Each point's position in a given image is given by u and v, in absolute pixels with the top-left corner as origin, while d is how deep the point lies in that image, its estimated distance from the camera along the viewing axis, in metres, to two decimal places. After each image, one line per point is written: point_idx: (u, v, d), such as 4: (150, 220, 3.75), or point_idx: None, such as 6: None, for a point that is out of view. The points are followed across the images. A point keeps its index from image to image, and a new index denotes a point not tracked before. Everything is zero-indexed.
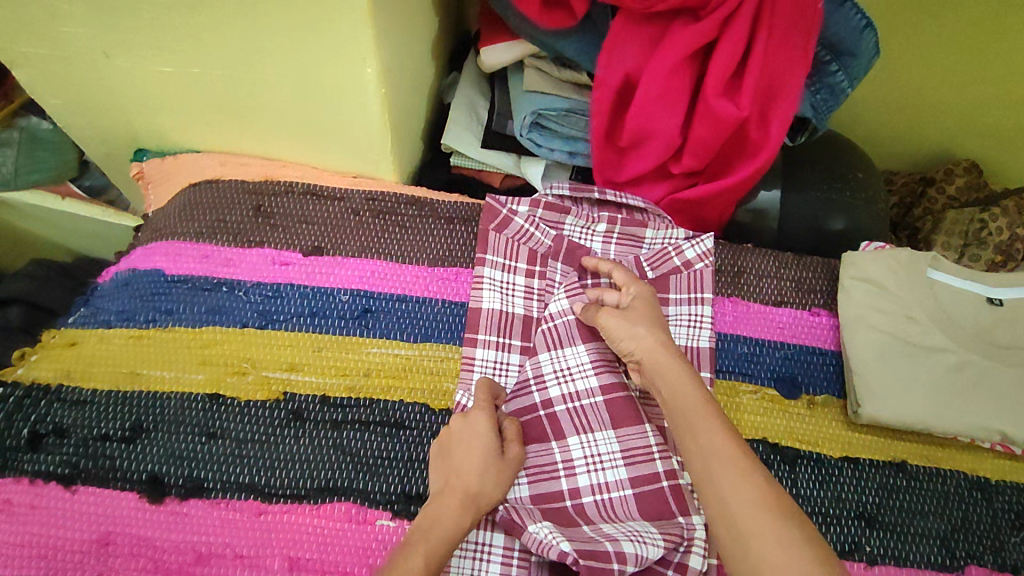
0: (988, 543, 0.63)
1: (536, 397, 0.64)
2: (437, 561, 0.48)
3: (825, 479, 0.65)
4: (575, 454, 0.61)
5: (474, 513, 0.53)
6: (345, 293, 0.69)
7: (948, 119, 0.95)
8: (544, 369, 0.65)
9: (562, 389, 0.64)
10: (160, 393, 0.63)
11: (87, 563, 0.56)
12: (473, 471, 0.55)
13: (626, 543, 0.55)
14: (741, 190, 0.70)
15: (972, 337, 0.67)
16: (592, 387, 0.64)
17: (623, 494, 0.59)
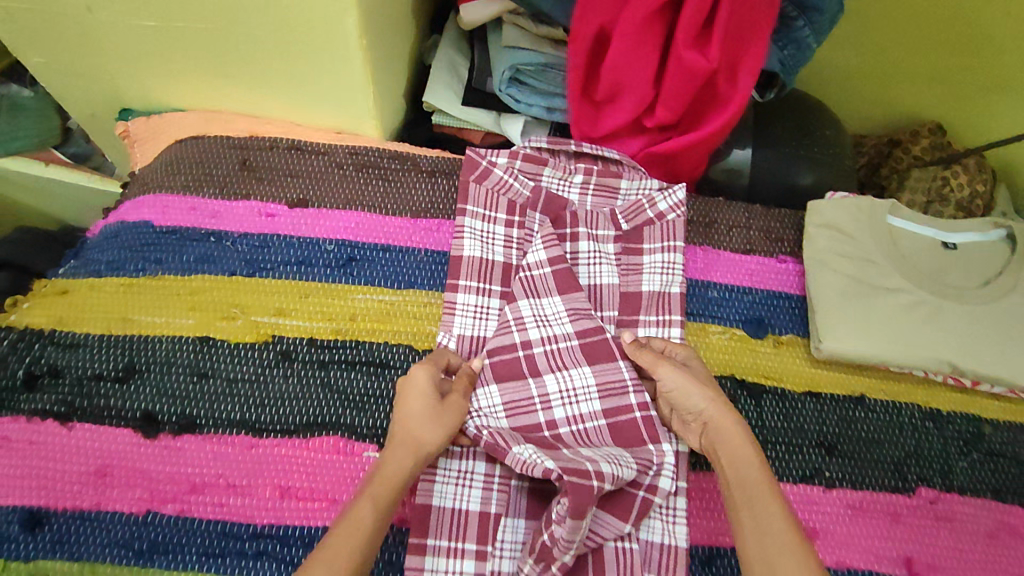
0: (937, 467, 0.67)
1: (516, 338, 0.66)
2: (384, 508, 0.51)
3: (788, 411, 0.69)
4: (551, 390, 0.65)
5: (418, 457, 0.55)
6: (331, 243, 0.71)
7: (914, 82, 0.99)
8: (523, 314, 0.67)
9: (540, 332, 0.67)
10: (152, 336, 0.65)
11: (86, 493, 0.59)
12: (424, 418, 0.56)
13: (604, 465, 0.57)
14: (711, 143, 0.73)
15: (929, 279, 0.70)
16: (568, 331, 0.67)
17: (598, 424, 0.63)
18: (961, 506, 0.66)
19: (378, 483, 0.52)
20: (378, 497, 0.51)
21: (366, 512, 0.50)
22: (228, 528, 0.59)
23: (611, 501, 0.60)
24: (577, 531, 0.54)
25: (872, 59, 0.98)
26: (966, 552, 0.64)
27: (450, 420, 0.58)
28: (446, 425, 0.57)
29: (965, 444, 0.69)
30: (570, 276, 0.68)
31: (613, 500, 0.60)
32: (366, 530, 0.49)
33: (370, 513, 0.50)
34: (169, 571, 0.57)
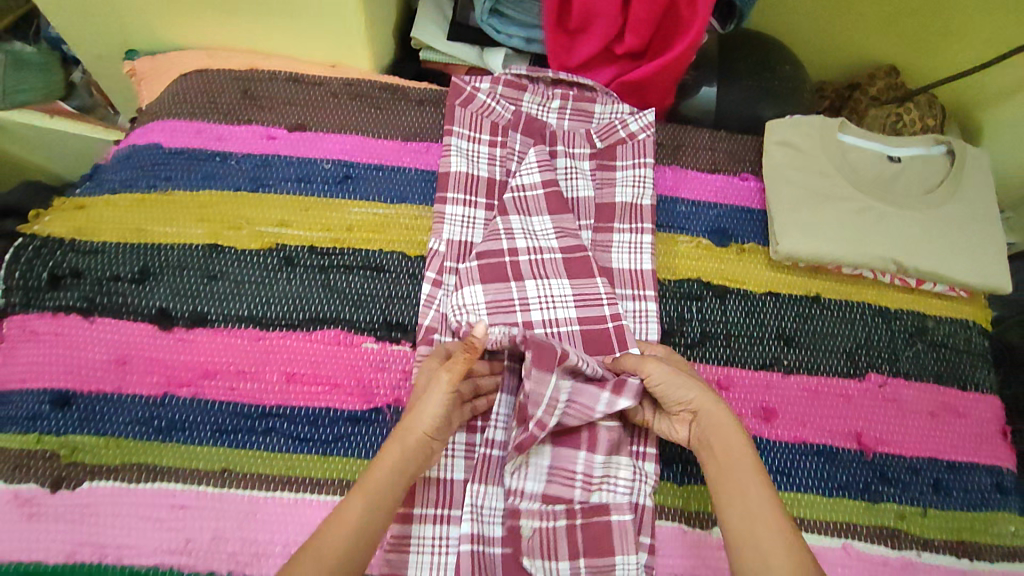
0: (885, 355, 0.74)
1: (504, 246, 0.71)
2: (376, 503, 0.52)
3: (751, 309, 0.75)
4: (530, 294, 0.69)
5: (410, 445, 0.55)
6: (328, 162, 0.77)
7: (871, 27, 1.05)
8: (513, 227, 0.72)
9: (527, 242, 0.71)
10: (164, 243, 0.71)
11: (108, 378, 0.64)
12: (417, 411, 0.57)
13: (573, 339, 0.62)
14: (677, 69, 0.79)
15: (877, 189, 0.77)
16: (552, 244, 0.72)
17: (570, 329, 0.69)
18: (907, 390, 0.73)
19: (369, 477, 0.53)
20: (368, 493, 0.52)
21: (354, 508, 0.52)
22: (239, 408, 0.65)
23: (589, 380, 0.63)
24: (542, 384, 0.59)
25: (832, 4, 1.05)
26: (910, 428, 0.71)
27: (437, 399, 0.56)
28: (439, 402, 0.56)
29: (912, 336, 0.75)
30: (560, 199, 0.74)
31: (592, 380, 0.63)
32: (352, 525, 0.51)
33: (358, 508, 0.52)
34: (186, 445, 0.63)
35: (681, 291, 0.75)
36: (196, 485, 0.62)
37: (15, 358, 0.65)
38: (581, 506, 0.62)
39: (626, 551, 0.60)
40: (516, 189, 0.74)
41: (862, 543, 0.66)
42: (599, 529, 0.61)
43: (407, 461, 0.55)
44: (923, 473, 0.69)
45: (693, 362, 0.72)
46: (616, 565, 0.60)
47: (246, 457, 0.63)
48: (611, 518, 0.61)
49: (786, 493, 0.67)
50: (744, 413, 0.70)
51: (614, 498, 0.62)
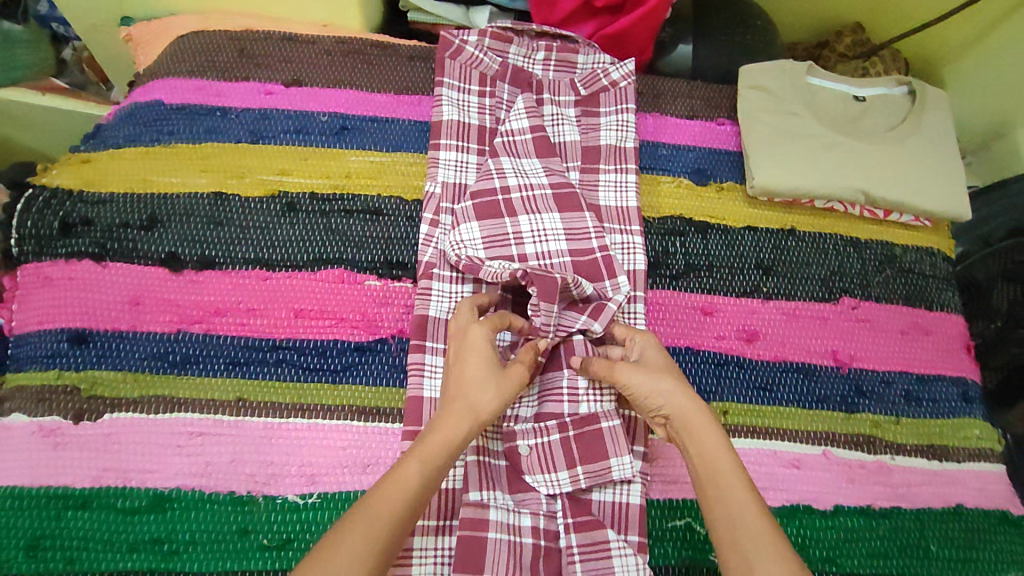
0: (857, 280, 0.79)
1: (497, 185, 0.74)
2: (431, 476, 0.52)
3: (731, 242, 0.79)
4: (524, 228, 0.72)
5: (474, 426, 0.56)
6: (325, 115, 0.80)
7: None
8: (505, 167, 0.75)
9: (519, 182, 0.75)
10: (170, 193, 0.74)
11: (123, 318, 0.67)
12: (487, 389, 0.57)
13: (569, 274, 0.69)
14: (654, 17, 0.84)
15: (844, 127, 0.82)
16: (544, 183, 0.75)
17: (562, 260, 0.72)
18: (878, 310, 0.78)
19: (421, 450, 0.53)
20: (423, 461, 0.52)
21: (413, 475, 0.51)
22: (251, 342, 0.68)
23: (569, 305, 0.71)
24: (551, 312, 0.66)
25: None
26: (882, 345, 0.76)
27: (508, 384, 0.59)
28: (503, 387, 0.58)
29: (881, 263, 0.80)
30: (547, 143, 0.78)
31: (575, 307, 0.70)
32: (407, 495, 0.50)
33: (413, 480, 0.51)
34: (201, 377, 0.66)
35: (665, 227, 0.79)
36: (213, 413, 0.65)
37: (31, 302, 0.68)
38: (572, 418, 0.64)
39: (619, 452, 0.63)
40: (505, 134, 0.78)
41: (840, 449, 0.70)
42: (590, 436, 0.64)
43: (464, 439, 0.55)
44: (895, 385, 0.74)
45: (679, 291, 0.76)
46: (611, 467, 0.63)
47: (259, 387, 0.66)
48: (601, 425, 0.64)
49: (769, 406, 0.71)
50: (727, 336, 0.74)
51: (601, 408, 0.65)
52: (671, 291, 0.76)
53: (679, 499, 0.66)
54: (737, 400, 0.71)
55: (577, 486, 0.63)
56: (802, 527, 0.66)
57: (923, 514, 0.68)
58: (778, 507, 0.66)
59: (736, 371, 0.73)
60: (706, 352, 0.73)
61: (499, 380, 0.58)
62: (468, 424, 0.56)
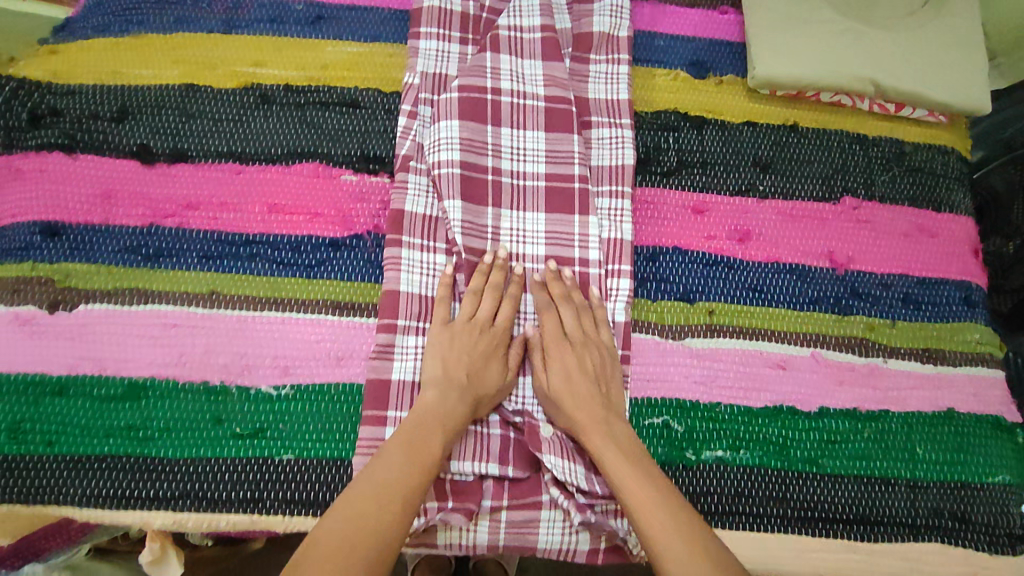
0: (862, 179, 0.75)
1: (487, 83, 0.70)
2: (416, 448, 0.54)
3: (728, 138, 0.75)
4: (504, 142, 0.69)
5: (472, 399, 0.59)
6: (300, 4, 0.76)
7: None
8: (501, 67, 0.71)
9: (512, 86, 0.71)
10: (141, 85, 0.71)
11: (95, 211, 0.66)
12: (487, 364, 0.61)
13: (507, 243, 0.67)
14: None
15: (859, 10, 0.76)
16: (537, 92, 0.71)
17: (536, 185, 0.69)
18: (881, 211, 0.73)
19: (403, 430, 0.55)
20: (409, 443, 0.54)
21: (395, 454, 0.53)
22: (224, 236, 0.66)
23: None
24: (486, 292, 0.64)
25: None
26: (883, 245, 0.72)
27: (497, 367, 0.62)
28: (496, 372, 0.61)
29: (889, 161, 0.76)
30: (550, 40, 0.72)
31: None
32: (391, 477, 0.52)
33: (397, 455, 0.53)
34: (174, 270, 0.65)
35: (659, 122, 0.75)
36: (188, 306, 0.64)
37: (3, 195, 0.66)
38: None
39: None
40: (511, 28, 0.73)
41: (830, 350, 0.68)
42: None
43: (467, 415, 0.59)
44: (894, 288, 0.70)
45: (670, 189, 0.73)
46: None
47: (232, 280, 0.65)
48: None
49: (759, 306, 0.69)
50: (719, 236, 0.71)
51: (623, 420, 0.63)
52: (661, 190, 0.72)
53: (658, 397, 0.64)
54: (726, 300, 0.69)
55: (591, 495, 0.59)
56: (784, 427, 0.64)
57: (912, 417, 0.66)
58: (761, 407, 0.65)
59: (726, 271, 0.70)
60: (695, 252, 0.70)
61: (483, 367, 0.61)
62: (466, 415, 0.59)
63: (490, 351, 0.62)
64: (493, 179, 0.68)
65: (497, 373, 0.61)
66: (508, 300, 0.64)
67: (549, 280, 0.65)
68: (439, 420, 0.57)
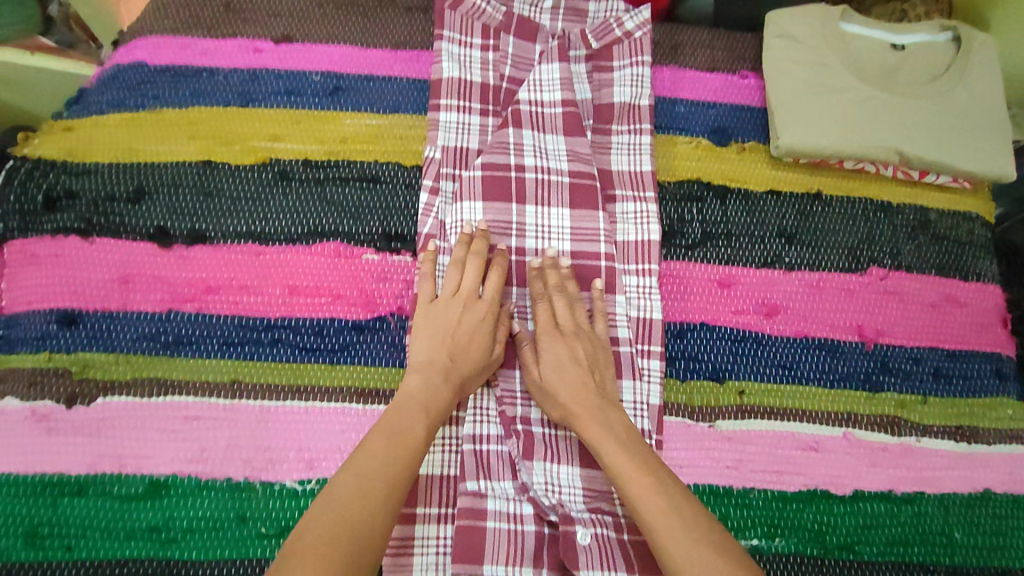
0: (887, 249, 0.74)
1: (511, 162, 0.69)
2: (398, 434, 0.53)
3: (751, 208, 0.74)
4: (529, 222, 0.69)
5: (454, 379, 0.59)
6: (317, 75, 0.75)
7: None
8: (525, 142, 0.70)
9: (537, 162, 0.70)
10: (158, 163, 0.70)
11: (113, 297, 0.64)
12: (473, 341, 0.61)
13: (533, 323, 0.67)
14: None
15: (880, 78, 0.76)
16: (563, 168, 0.70)
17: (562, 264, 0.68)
18: (908, 281, 0.73)
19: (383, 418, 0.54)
20: (390, 432, 0.53)
21: (379, 443, 0.52)
22: (245, 322, 0.65)
23: None
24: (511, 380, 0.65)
25: None
26: (912, 318, 0.71)
27: (485, 339, 0.62)
28: (483, 343, 0.62)
29: (914, 230, 0.75)
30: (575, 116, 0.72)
31: None
32: (377, 464, 0.50)
33: (380, 446, 0.51)
34: (194, 359, 0.63)
35: (681, 193, 0.74)
36: (208, 397, 0.62)
37: (19, 281, 0.65)
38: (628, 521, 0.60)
39: None
40: (533, 103, 0.72)
41: (863, 430, 0.66)
42: None
43: (454, 392, 0.59)
44: (923, 362, 0.70)
45: (695, 263, 0.71)
46: None
47: (254, 369, 0.63)
48: None
49: (790, 385, 0.68)
50: (746, 310, 0.70)
51: None
52: (686, 262, 0.71)
53: (691, 484, 0.63)
54: (756, 379, 0.67)
55: None
56: (819, 512, 0.63)
57: (948, 499, 0.65)
58: (796, 491, 0.64)
59: (755, 348, 0.69)
60: (723, 327, 0.69)
61: (469, 344, 0.61)
62: (454, 390, 0.59)
63: (478, 323, 0.62)
64: (519, 261, 0.68)
65: (484, 344, 0.62)
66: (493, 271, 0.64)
67: (546, 268, 0.66)
68: (423, 402, 0.56)
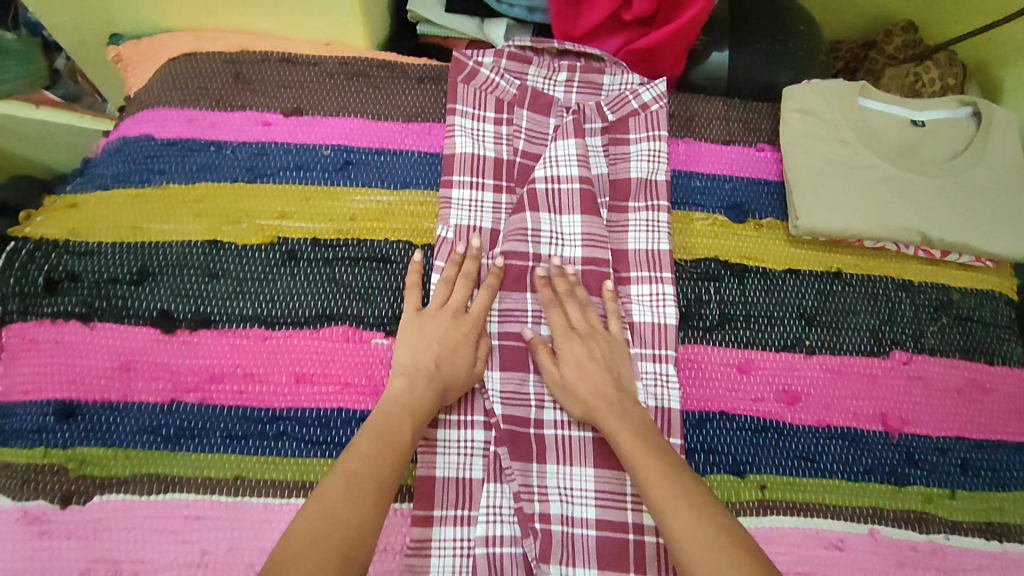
0: (909, 331, 0.72)
1: (528, 248, 0.69)
2: (388, 441, 0.54)
3: (770, 288, 0.72)
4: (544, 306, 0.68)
5: (437, 387, 0.60)
6: (327, 148, 0.73)
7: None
8: (541, 227, 0.70)
9: (552, 248, 0.70)
10: (163, 241, 0.68)
11: (113, 386, 0.62)
12: (452, 355, 0.62)
13: (548, 411, 0.65)
14: (675, 50, 0.77)
15: (901, 154, 0.74)
16: (576, 255, 0.70)
17: None
18: (932, 366, 0.71)
19: (371, 424, 0.55)
20: (377, 435, 0.54)
21: (365, 446, 0.53)
22: (250, 412, 0.63)
23: (598, 455, 0.63)
24: (525, 475, 0.62)
25: None
26: (937, 406, 0.69)
27: (465, 353, 0.63)
28: (465, 357, 0.63)
29: (936, 310, 0.73)
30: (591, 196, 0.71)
31: (601, 446, 0.64)
32: (366, 466, 0.51)
33: (368, 447, 0.53)
34: (197, 453, 0.61)
35: (698, 272, 0.72)
36: (210, 493, 0.60)
37: (14, 369, 0.63)
38: None
39: None
40: (549, 180, 0.71)
41: (889, 527, 0.64)
42: None
43: (433, 404, 0.59)
44: (950, 453, 0.67)
45: (713, 346, 0.69)
46: None
47: (258, 463, 0.61)
48: None
49: (812, 479, 0.65)
50: (766, 398, 0.68)
51: None
52: (703, 346, 0.69)
53: None
54: (777, 472, 0.65)
55: None
56: None
57: None
58: None
59: (775, 438, 0.67)
60: (743, 416, 0.67)
61: (452, 352, 0.62)
62: (435, 397, 0.60)
63: (461, 335, 0.64)
64: (535, 346, 0.67)
65: (462, 354, 0.63)
66: (484, 290, 0.66)
67: (554, 277, 0.67)
68: (406, 405, 0.58)
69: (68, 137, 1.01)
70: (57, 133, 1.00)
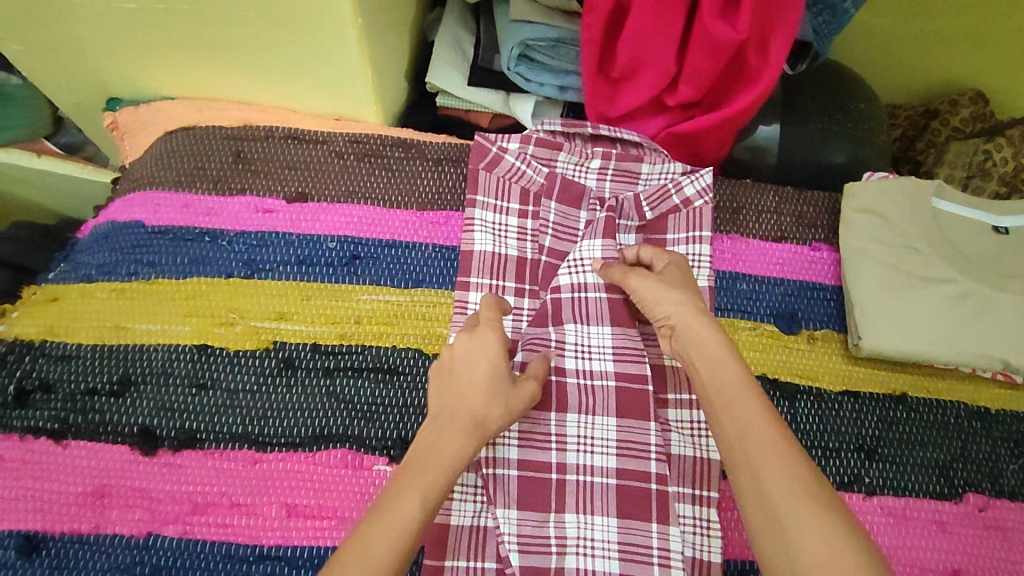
0: (985, 470, 0.63)
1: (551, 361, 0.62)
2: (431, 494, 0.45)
3: (825, 412, 0.64)
4: (570, 430, 0.60)
5: (469, 428, 0.50)
6: (333, 241, 0.67)
7: (942, 48, 0.91)
8: (567, 338, 0.63)
9: (578, 363, 0.62)
10: (148, 345, 0.62)
11: (84, 515, 0.56)
12: (471, 389, 0.52)
13: (571, 556, 0.57)
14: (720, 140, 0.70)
15: (978, 266, 0.65)
16: (607, 369, 0.62)
17: (607, 481, 0.59)
18: (1013, 514, 0.61)
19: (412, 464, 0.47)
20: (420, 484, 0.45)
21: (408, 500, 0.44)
22: (233, 549, 0.56)
23: None
24: None
25: (910, 35, 0.91)
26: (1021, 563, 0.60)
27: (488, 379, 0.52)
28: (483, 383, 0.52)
29: (1017, 445, 0.64)
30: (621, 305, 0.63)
31: None
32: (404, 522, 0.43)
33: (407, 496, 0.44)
34: None
35: None
36: None
37: None
38: None
39: None
40: (575, 288, 0.64)
41: None
42: None
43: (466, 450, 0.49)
44: None
45: None
46: None
47: None
48: None
49: None
50: None
51: None
52: None
53: None
54: None
55: None
56: None
57: None
58: None
59: None
60: None
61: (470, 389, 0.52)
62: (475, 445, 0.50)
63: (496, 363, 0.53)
64: (558, 478, 0.59)
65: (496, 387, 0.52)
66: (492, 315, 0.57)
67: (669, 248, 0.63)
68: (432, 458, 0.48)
69: (68, 192, 0.95)
70: (57, 189, 0.94)
